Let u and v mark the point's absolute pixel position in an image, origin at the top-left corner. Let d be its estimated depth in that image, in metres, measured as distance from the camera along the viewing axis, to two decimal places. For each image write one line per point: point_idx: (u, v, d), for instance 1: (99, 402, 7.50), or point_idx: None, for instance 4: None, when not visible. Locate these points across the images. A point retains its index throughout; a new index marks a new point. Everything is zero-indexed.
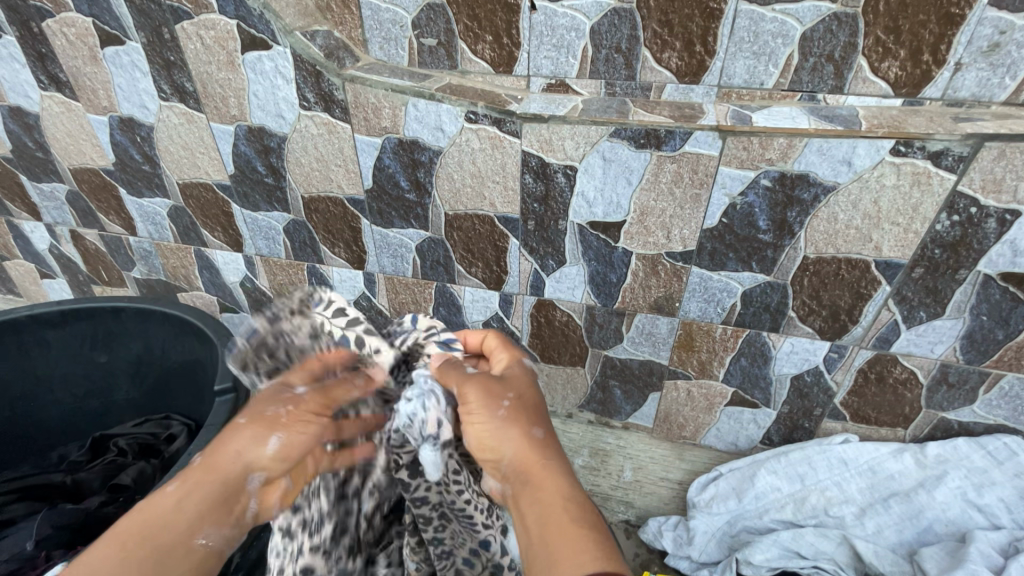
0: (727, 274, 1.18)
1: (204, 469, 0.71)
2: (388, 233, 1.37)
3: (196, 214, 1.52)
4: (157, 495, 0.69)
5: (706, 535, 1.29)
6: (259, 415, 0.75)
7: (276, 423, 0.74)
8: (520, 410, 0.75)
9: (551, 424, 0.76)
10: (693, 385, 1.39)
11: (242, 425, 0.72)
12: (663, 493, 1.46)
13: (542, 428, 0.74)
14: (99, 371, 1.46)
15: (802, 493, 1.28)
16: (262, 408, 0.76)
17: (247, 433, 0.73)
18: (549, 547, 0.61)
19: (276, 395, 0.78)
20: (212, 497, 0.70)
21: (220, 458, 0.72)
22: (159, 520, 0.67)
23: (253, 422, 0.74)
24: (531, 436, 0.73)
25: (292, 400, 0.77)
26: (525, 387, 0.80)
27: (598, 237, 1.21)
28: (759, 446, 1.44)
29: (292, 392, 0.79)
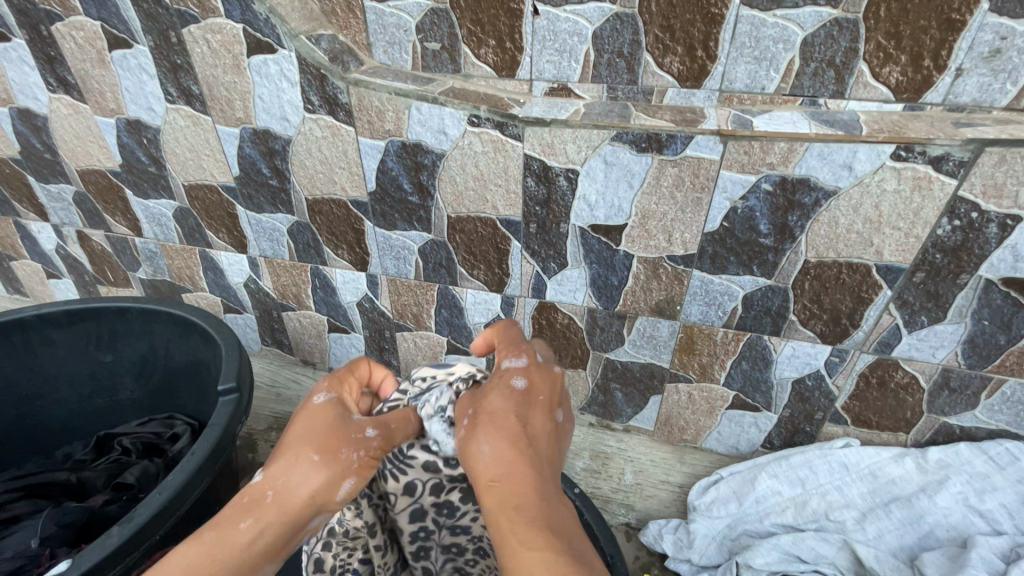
0: (728, 278, 1.18)
1: (273, 503, 0.67)
2: (391, 235, 1.38)
3: (201, 215, 1.53)
4: (233, 532, 0.64)
5: (706, 539, 1.29)
6: (331, 452, 0.70)
7: (348, 467, 0.70)
8: (502, 420, 0.69)
9: (496, 429, 0.68)
10: (694, 389, 1.39)
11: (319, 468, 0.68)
12: (663, 496, 1.45)
13: (486, 441, 0.67)
14: (103, 370, 1.48)
15: (803, 497, 1.28)
16: (336, 445, 0.70)
17: (320, 475, 0.68)
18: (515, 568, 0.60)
19: (344, 431, 0.72)
20: (281, 538, 0.67)
21: (292, 498, 0.68)
22: (243, 559, 0.64)
23: (324, 463, 0.69)
24: (494, 452, 0.66)
25: (362, 442, 0.72)
26: (486, 399, 0.72)
27: (600, 240, 1.21)
28: (760, 450, 1.44)
29: (360, 433, 0.72)
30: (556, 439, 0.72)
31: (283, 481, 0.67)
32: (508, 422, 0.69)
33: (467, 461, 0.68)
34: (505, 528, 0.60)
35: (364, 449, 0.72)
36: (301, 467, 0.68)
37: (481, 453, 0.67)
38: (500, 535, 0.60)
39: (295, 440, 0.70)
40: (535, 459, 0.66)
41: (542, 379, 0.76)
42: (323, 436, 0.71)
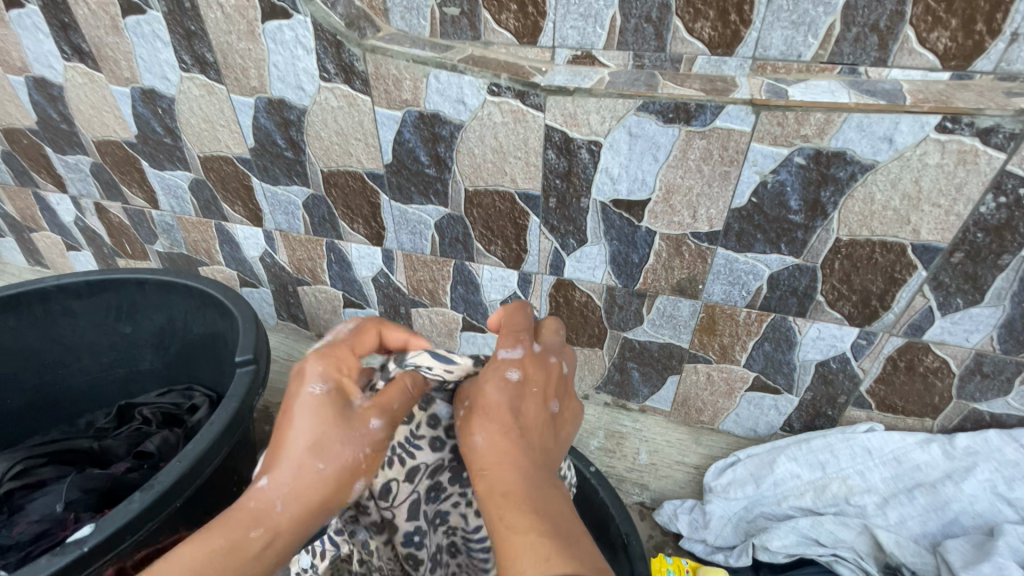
0: (754, 256, 1.15)
1: (282, 478, 0.72)
2: (407, 209, 1.36)
3: (217, 187, 1.52)
4: (255, 515, 0.70)
5: (723, 519, 1.28)
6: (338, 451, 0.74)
7: (354, 453, 0.75)
8: (490, 421, 0.73)
9: (498, 426, 0.72)
10: (713, 369, 1.36)
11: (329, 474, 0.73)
12: (678, 476, 1.44)
13: (484, 436, 0.72)
14: (123, 342, 1.49)
15: (823, 481, 1.25)
16: (342, 445, 0.74)
17: (327, 460, 0.73)
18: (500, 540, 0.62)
19: (350, 429, 0.75)
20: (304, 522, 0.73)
21: (301, 487, 0.72)
22: (252, 556, 0.68)
23: (333, 470, 0.74)
24: (488, 442, 0.71)
25: (368, 438, 0.76)
26: (491, 395, 0.76)
27: (622, 215, 1.18)
28: (779, 433, 1.42)
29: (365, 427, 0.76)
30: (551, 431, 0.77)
31: (282, 484, 0.72)
32: (514, 424, 0.73)
33: (465, 452, 0.73)
34: (495, 511, 0.64)
35: (368, 443, 0.76)
36: (314, 458, 0.73)
37: (479, 448, 0.71)
38: (491, 519, 0.64)
39: (297, 430, 0.74)
40: (521, 451, 0.70)
41: (537, 370, 0.80)
42: (315, 429, 0.74)
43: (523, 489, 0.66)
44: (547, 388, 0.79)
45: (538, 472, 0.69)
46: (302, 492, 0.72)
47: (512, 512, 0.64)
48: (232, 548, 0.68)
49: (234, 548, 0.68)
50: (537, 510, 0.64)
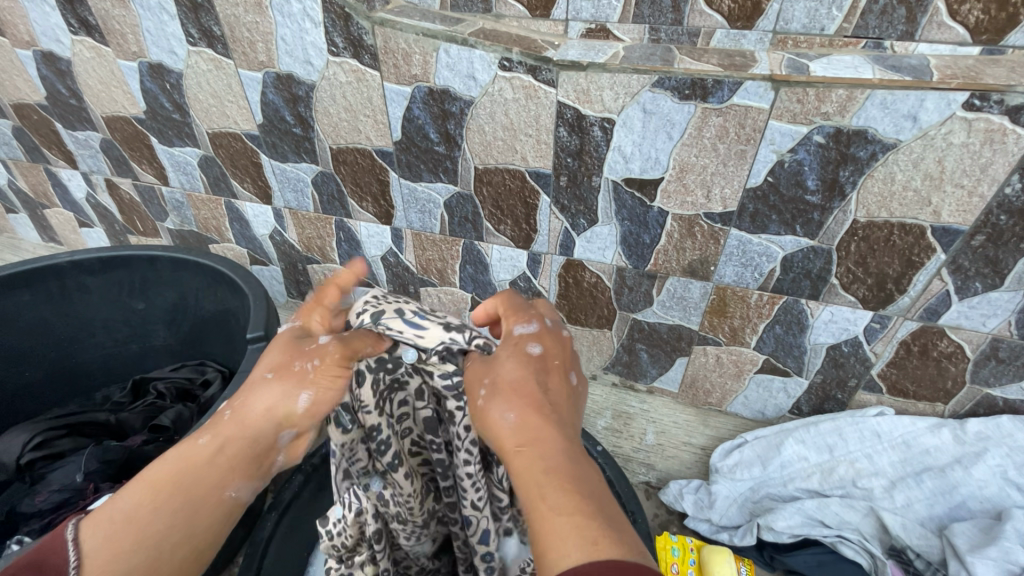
0: (768, 237, 1.13)
1: (232, 404, 0.72)
2: (416, 187, 1.35)
3: (227, 164, 1.52)
4: (191, 446, 0.70)
5: (728, 500, 1.29)
6: (285, 368, 0.71)
7: (300, 385, 0.70)
8: (504, 397, 0.66)
9: (525, 398, 0.66)
10: (723, 352, 1.36)
11: (270, 382, 0.70)
12: (685, 457, 1.45)
13: (514, 409, 0.65)
14: (137, 318, 1.51)
15: (830, 464, 1.26)
16: (290, 360, 0.71)
17: (269, 384, 0.70)
18: (534, 521, 0.57)
19: (295, 349, 0.73)
20: (242, 454, 0.71)
21: (247, 415, 0.71)
22: (195, 472, 0.69)
23: (279, 379, 0.70)
24: (519, 420, 0.64)
25: (317, 352, 0.71)
26: (513, 365, 0.69)
27: (634, 195, 1.16)
28: (787, 415, 1.42)
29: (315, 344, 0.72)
30: (573, 404, 0.71)
31: (237, 405, 0.72)
32: (536, 391, 0.67)
33: (486, 432, 0.66)
34: (534, 494, 0.58)
35: (320, 359, 0.70)
36: (264, 382, 0.71)
37: (500, 425, 0.65)
38: (530, 501, 0.58)
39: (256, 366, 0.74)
40: (553, 424, 0.64)
41: (555, 343, 0.73)
42: (268, 360, 0.72)
43: (564, 475, 0.59)
44: (567, 360, 0.73)
45: (570, 444, 0.64)
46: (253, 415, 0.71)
47: (556, 499, 0.57)
48: (175, 473, 0.69)
49: (179, 466, 0.69)
50: (583, 501, 0.57)
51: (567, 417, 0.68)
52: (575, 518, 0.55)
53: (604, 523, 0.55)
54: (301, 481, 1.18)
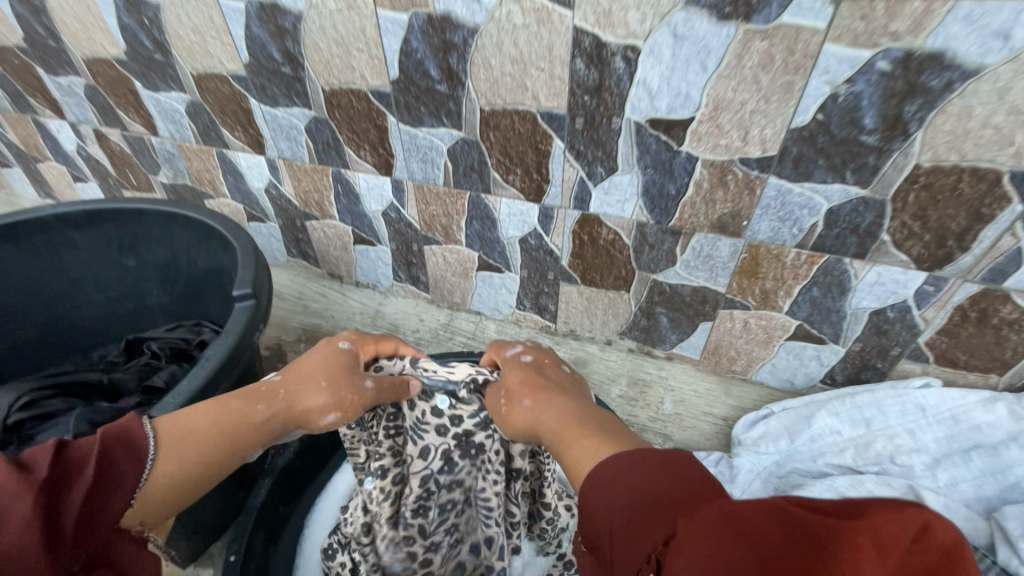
0: (812, 187, 0.99)
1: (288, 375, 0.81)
2: (417, 133, 1.22)
3: (215, 110, 1.41)
4: (251, 406, 0.76)
5: (750, 474, 1.19)
6: (340, 382, 0.80)
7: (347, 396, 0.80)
8: (523, 391, 0.81)
9: (539, 387, 0.81)
10: (751, 316, 1.24)
11: (327, 391, 0.79)
12: (704, 427, 1.36)
13: (529, 398, 0.79)
14: (129, 275, 1.44)
15: (866, 438, 1.15)
16: (345, 377, 0.81)
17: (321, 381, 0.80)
18: (569, 451, 0.68)
19: (351, 374, 0.81)
20: (279, 428, 0.79)
21: (300, 402, 0.79)
22: (247, 433, 0.75)
23: (332, 390, 0.80)
24: (535, 402, 0.78)
25: (360, 389, 0.81)
26: (520, 370, 0.85)
27: (659, 138, 1.03)
28: (818, 386, 1.31)
29: (363, 380, 0.82)
30: (573, 381, 0.87)
31: (289, 382, 0.80)
32: (546, 381, 0.82)
33: (518, 426, 0.79)
34: (565, 439, 0.70)
35: (359, 394, 0.81)
36: (316, 376, 0.81)
37: (523, 411, 0.78)
38: (561, 447, 0.70)
39: (309, 358, 0.84)
40: (559, 392, 0.80)
41: (542, 355, 0.90)
42: (323, 366, 0.81)
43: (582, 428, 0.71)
44: (554, 357, 0.91)
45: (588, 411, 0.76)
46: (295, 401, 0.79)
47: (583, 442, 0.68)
48: (234, 421, 0.74)
49: (236, 416, 0.75)
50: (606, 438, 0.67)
51: (568, 386, 0.84)
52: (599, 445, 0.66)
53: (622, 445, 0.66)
54: (296, 450, 1.15)
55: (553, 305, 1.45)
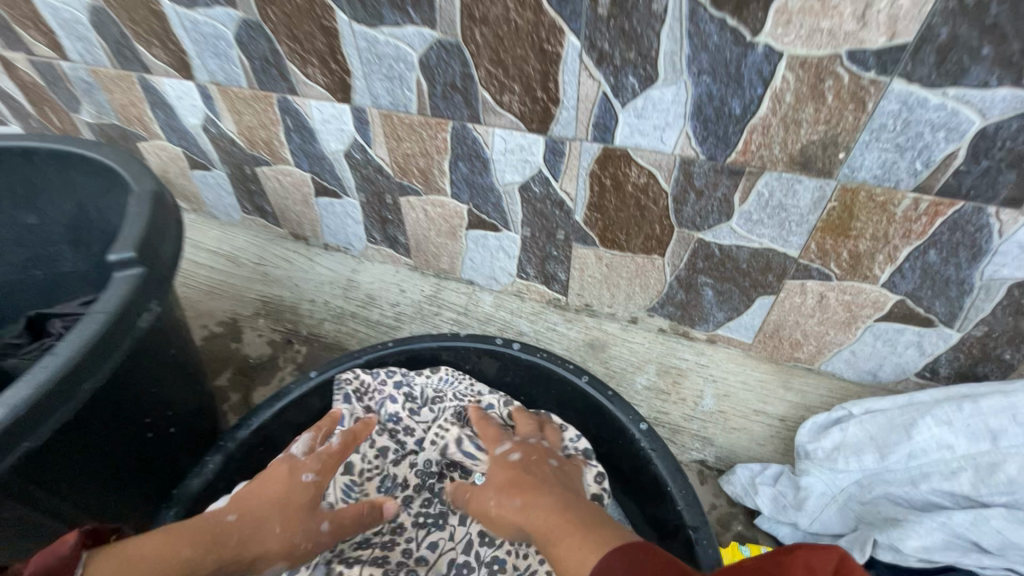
0: (959, 93, 0.66)
1: (250, 502, 0.77)
2: (376, 37, 0.89)
3: (123, 18, 1.08)
4: (207, 537, 0.71)
5: (823, 499, 0.90)
6: (293, 521, 0.77)
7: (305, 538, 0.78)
8: (515, 485, 0.77)
9: (526, 483, 0.75)
10: (830, 289, 0.92)
11: (280, 534, 0.76)
12: (755, 430, 1.07)
13: (519, 497, 0.73)
14: (33, 235, 1.15)
15: (991, 458, 0.82)
16: (301, 519, 0.78)
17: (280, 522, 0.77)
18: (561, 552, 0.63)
19: (309, 507, 0.80)
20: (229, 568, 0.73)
21: (256, 540, 0.75)
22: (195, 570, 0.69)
23: (287, 529, 0.77)
24: (525, 503, 0.72)
25: (315, 530, 0.79)
26: (510, 469, 0.80)
27: (724, 24, 0.69)
28: (911, 381, 1.00)
29: (318, 525, 0.80)
30: (565, 477, 0.80)
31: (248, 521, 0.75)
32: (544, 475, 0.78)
33: (506, 527, 0.73)
34: (560, 535, 0.65)
35: (313, 540, 0.79)
36: (279, 512, 0.77)
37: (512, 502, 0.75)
38: (554, 544, 0.65)
39: (270, 474, 0.80)
40: (549, 488, 0.74)
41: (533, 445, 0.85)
42: (280, 505, 0.78)
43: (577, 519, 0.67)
44: (545, 450, 0.85)
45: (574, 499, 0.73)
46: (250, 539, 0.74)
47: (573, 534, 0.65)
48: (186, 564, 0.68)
49: (192, 544, 0.70)
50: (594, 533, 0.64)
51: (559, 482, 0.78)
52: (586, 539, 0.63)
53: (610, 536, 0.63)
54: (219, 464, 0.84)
55: (564, 272, 1.14)
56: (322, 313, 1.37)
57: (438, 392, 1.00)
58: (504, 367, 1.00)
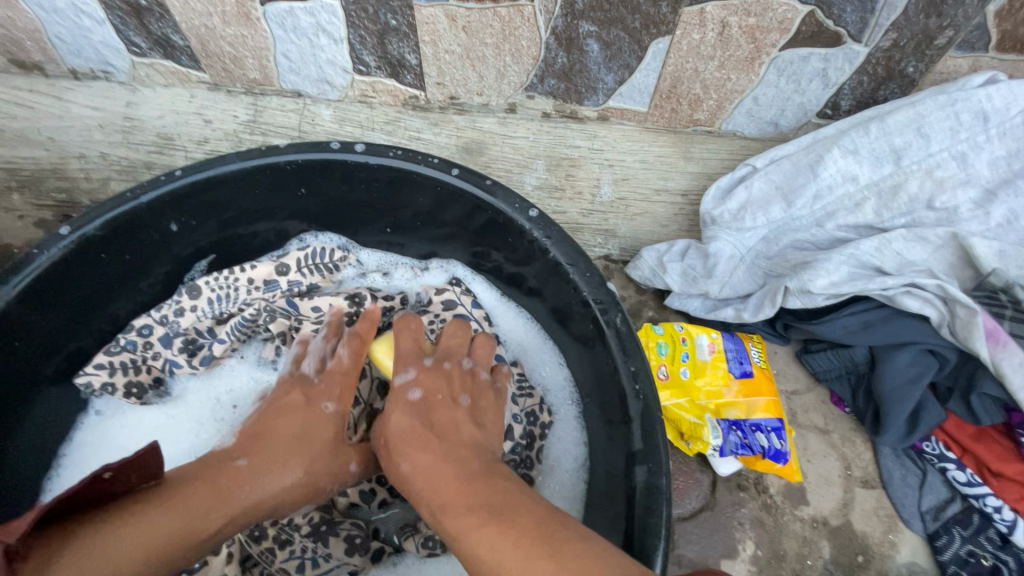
0: None
1: (272, 437, 0.65)
2: None
3: None
4: (240, 485, 0.60)
5: (732, 261, 0.84)
6: (183, 482, 0.57)
7: (314, 475, 0.65)
8: (401, 416, 0.63)
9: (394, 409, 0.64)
10: (734, 12, 0.74)
11: (284, 437, 0.65)
12: (658, 212, 0.98)
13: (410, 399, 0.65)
14: None
15: (892, 181, 0.77)
16: (195, 475, 0.59)
17: (413, 463, 0.58)
18: (419, 472, 0.57)
19: (205, 477, 0.59)
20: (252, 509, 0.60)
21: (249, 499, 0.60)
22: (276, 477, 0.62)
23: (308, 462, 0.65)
24: (412, 463, 0.58)
25: (316, 428, 0.68)
26: (394, 419, 0.63)
27: None
28: (811, 124, 0.90)
29: (232, 464, 0.62)
30: (476, 425, 0.64)
31: (265, 468, 0.62)
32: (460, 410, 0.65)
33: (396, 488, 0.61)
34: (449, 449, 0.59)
35: (342, 479, 0.68)
36: (305, 448, 0.66)
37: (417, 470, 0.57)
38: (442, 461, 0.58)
39: (285, 403, 0.70)
40: (427, 414, 0.63)
41: (437, 378, 0.67)
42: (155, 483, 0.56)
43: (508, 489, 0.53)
44: (454, 388, 0.67)
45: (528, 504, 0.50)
46: (253, 500, 0.60)
47: (448, 524, 0.51)
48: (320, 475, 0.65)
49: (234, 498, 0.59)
50: (504, 523, 0.48)
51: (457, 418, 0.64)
52: (453, 497, 0.53)
53: (480, 504, 0.50)
54: None
55: (413, 53, 0.86)
56: (104, 171, 1.01)
57: (216, 310, 0.80)
58: (349, 183, 0.77)
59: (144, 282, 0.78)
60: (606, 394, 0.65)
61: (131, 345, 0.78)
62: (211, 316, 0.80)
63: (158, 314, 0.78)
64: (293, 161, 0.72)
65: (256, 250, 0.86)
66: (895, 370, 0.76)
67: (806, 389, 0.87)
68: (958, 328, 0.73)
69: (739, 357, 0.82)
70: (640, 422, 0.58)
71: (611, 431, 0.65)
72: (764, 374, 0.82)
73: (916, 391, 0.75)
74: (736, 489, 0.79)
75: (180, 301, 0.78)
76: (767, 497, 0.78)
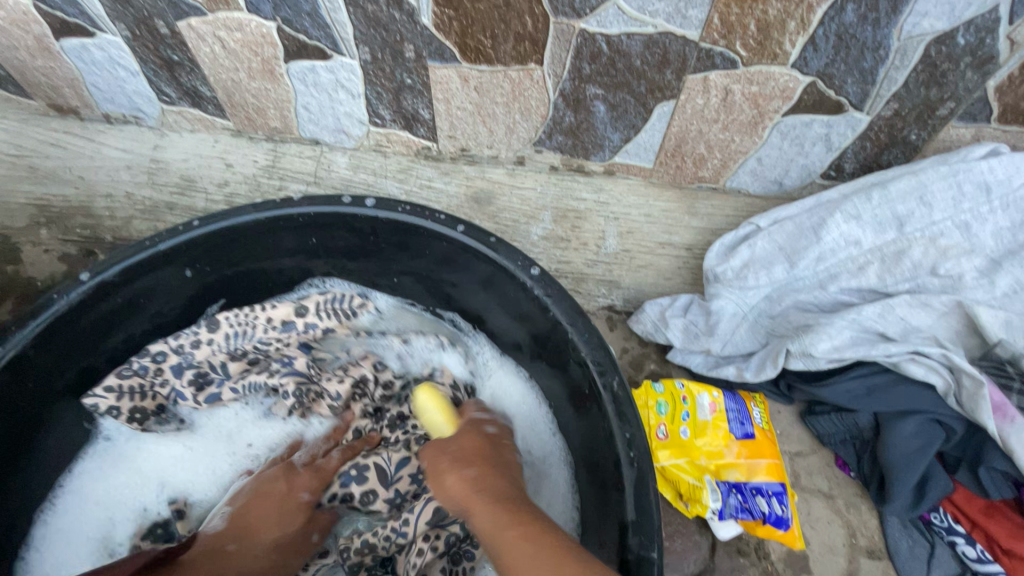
0: None
1: (259, 524, 0.69)
2: None
3: None
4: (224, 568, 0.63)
5: (734, 320, 0.85)
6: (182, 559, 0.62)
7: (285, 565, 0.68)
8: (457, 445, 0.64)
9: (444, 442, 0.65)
10: (737, 80, 0.77)
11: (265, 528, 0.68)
12: (662, 264, 0.99)
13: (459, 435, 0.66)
14: None
15: (895, 247, 0.77)
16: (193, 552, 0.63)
17: (472, 477, 0.58)
18: (473, 486, 0.57)
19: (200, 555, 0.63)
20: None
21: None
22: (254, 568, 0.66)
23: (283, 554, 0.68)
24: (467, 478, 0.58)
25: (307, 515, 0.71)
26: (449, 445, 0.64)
27: None
28: (815, 185, 0.91)
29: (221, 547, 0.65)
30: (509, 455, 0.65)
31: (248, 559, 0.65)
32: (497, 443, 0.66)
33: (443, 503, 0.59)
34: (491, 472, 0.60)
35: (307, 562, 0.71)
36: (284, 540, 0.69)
37: (460, 484, 0.57)
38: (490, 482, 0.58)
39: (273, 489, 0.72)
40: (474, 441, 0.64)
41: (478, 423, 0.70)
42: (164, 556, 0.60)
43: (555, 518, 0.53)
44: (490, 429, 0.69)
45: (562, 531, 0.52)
46: None
47: (505, 531, 0.50)
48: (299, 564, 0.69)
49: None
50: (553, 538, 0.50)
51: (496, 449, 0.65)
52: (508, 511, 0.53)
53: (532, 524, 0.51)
54: None
55: (427, 108, 0.90)
56: (127, 210, 1.06)
57: (230, 345, 0.82)
58: (357, 234, 0.79)
59: (158, 318, 0.81)
60: (601, 458, 0.65)
61: (142, 371, 0.80)
62: (224, 351, 0.82)
63: (174, 343, 0.81)
64: (304, 213, 0.75)
65: (281, 288, 0.89)
66: (901, 439, 0.75)
67: (810, 452, 0.85)
68: (965, 399, 0.72)
69: (741, 418, 0.81)
70: (634, 489, 0.58)
71: (604, 495, 0.64)
72: (765, 436, 0.81)
73: (923, 461, 0.74)
74: (736, 554, 0.77)
75: (198, 332, 0.81)
76: (768, 564, 0.77)
